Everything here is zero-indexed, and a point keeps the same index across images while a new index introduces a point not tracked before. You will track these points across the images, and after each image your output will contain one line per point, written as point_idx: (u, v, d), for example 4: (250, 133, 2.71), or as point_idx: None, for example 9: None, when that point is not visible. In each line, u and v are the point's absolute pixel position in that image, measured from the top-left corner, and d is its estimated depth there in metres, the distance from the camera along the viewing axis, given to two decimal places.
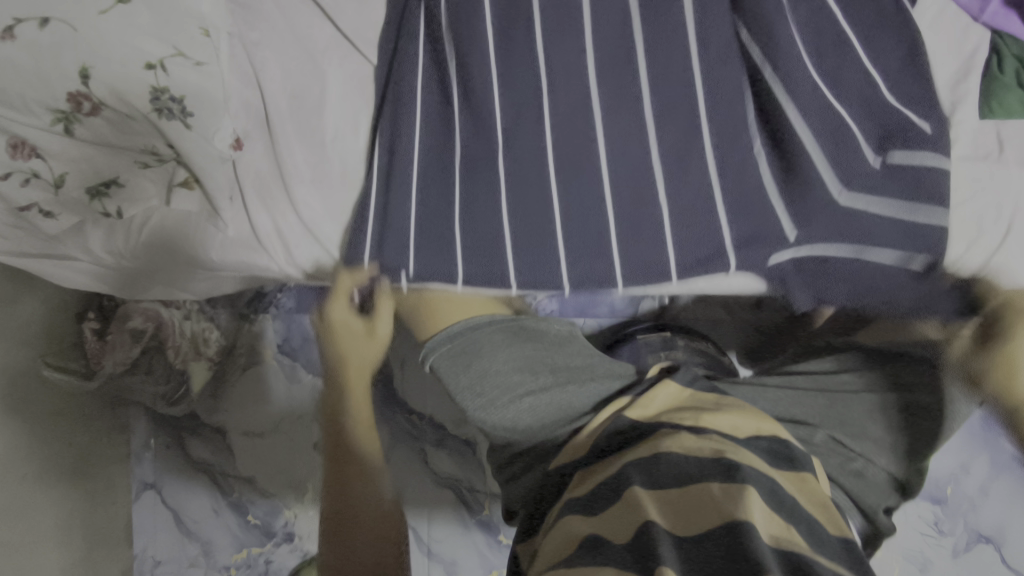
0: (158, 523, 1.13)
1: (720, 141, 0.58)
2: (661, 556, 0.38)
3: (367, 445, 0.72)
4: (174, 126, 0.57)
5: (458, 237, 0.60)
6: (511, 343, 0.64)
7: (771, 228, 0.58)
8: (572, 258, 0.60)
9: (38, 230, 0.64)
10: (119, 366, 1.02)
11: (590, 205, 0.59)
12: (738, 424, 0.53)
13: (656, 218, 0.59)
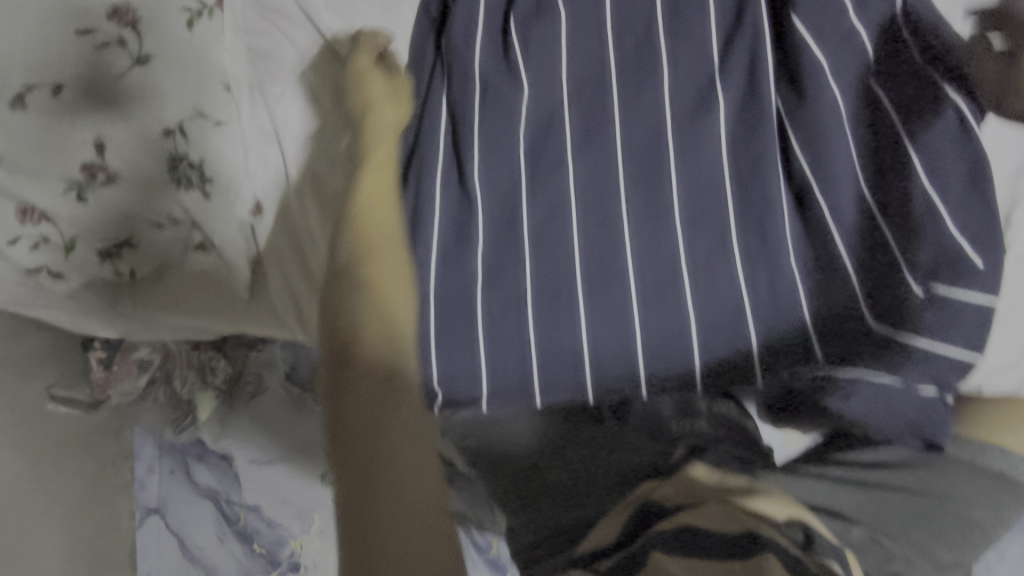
0: (162, 549, 1.09)
1: (762, 228, 0.56)
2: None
3: (396, 294, 0.46)
4: (193, 197, 0.56)
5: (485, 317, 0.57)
6: (538, 421, 0.65)
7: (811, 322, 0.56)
8: (603, 340, 0.57)
9: (44, 289, 0.61)
10: (125, 397, 1.00)
11: (627, 290, 0.57)
12: (784, 506, 0.51)
13: (695, 304, 0.57)
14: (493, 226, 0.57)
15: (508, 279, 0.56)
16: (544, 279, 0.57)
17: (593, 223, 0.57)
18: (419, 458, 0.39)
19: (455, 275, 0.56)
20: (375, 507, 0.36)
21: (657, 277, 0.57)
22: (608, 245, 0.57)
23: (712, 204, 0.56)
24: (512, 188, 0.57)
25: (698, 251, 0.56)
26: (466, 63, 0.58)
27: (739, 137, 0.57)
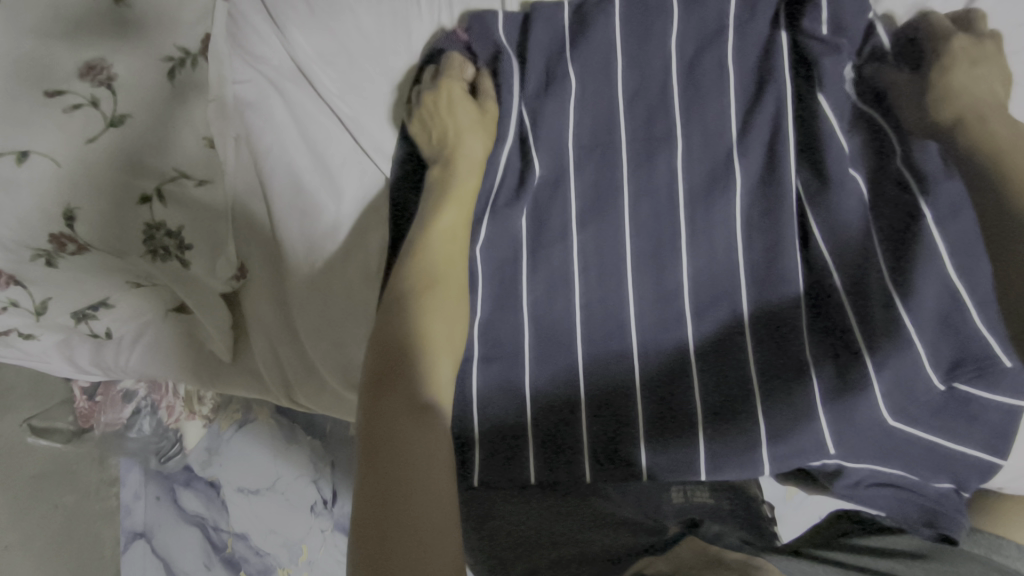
0: (149, 574, 1.08)
1: (781, 312, 0.52)
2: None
3: (441, 328, 0.47)
4: (170, 266, 0.52)
5: (478, 391, 0.55)
6: (537, 500, 0.62)
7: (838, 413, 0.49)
8: (606, 420, 0.54)
9: (16, 347, 0.58)
10: (110, 427, 0.98)
11: (630, 371, 0.54)
12: None
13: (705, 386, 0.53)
14: (492, 300, 0.55)
15: (505, 353, 0.55)
16: (542, 356, 0.55)
17: (597, 299, 0.55)
18: (442, 470, 0.39)
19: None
20: (393, 507, 0.36)
21: (664, 359, 0.54)
22: (611, 324, 0.54)
23: (725, 284, 0.53)
24: (509, 260, 0.55)
25: (706, 329, 0.54)
26: (467, 127, 0.56)
27: (756, 212, 0.54)
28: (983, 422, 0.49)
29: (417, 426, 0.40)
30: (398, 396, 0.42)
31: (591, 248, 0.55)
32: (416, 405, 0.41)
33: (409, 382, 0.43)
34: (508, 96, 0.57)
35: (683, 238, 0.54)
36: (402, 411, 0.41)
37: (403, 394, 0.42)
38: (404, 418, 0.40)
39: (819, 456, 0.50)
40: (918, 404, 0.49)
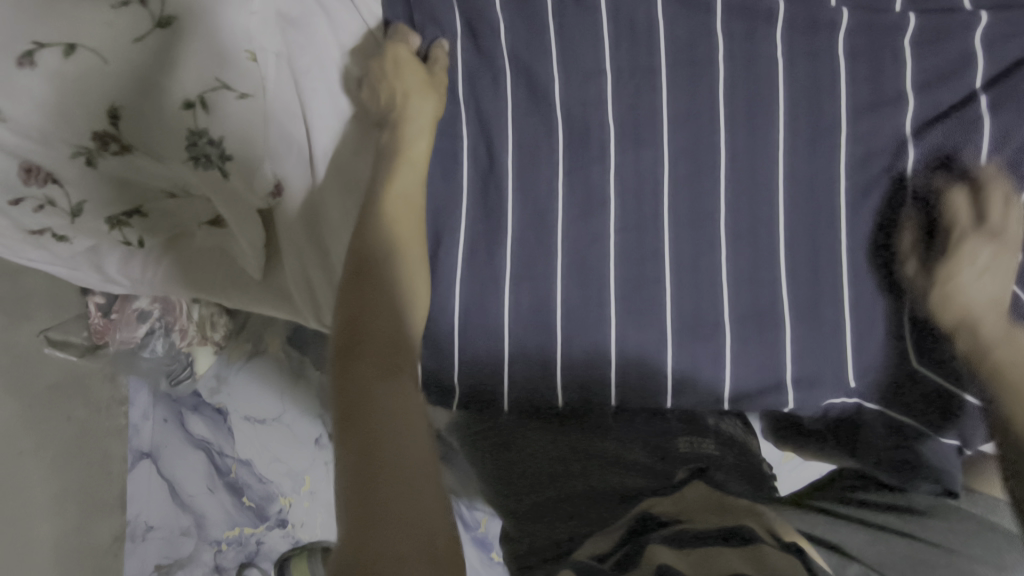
0: (154, 494, 1.10)
1: (814, 264, 0.54)
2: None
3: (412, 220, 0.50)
4: (210, 175, 0.51)
5: (508, 321, 0.55)
6: (544, 431, 0.63)
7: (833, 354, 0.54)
8: (630, 356, 0.55)
9: (49, 252, 0.58)
10: (125, 344, 0.99)
11: (659, 323, 0.55)
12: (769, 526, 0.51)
13: (726, 327, 0.54)
14: (524, 233, 0.54)
15: (537, 285, 0.54)
16: (572, 302, 0.55)
17: (632, 249, 0.54)
18: (415, 450, 0.37)
19: (479, 280, 0.54)
20: (381, 470, 0.35)
21: (698, 317, 0.54)
22: (646, 274, 0.54)
23: (766, 243, 0.54)
24: (543, 208, 0.54)
25: (735, 273, 0.54)
26: (518, 45, 0.53)
27: (801, 171, 0.53)
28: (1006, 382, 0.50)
29: (389, 295, 0.46)
30: (378, 284, 0.46)
31: (632, 181, 0.54)
32: (389, 284, 0.46)
33: (377, 262, 0.47)
34: (538, 30, 0.53)
35: (725, 194, 0.54)
36: (374, 290, 0.45)
37: (368, 288, 0.45)
38: (371, 333, 0.43)
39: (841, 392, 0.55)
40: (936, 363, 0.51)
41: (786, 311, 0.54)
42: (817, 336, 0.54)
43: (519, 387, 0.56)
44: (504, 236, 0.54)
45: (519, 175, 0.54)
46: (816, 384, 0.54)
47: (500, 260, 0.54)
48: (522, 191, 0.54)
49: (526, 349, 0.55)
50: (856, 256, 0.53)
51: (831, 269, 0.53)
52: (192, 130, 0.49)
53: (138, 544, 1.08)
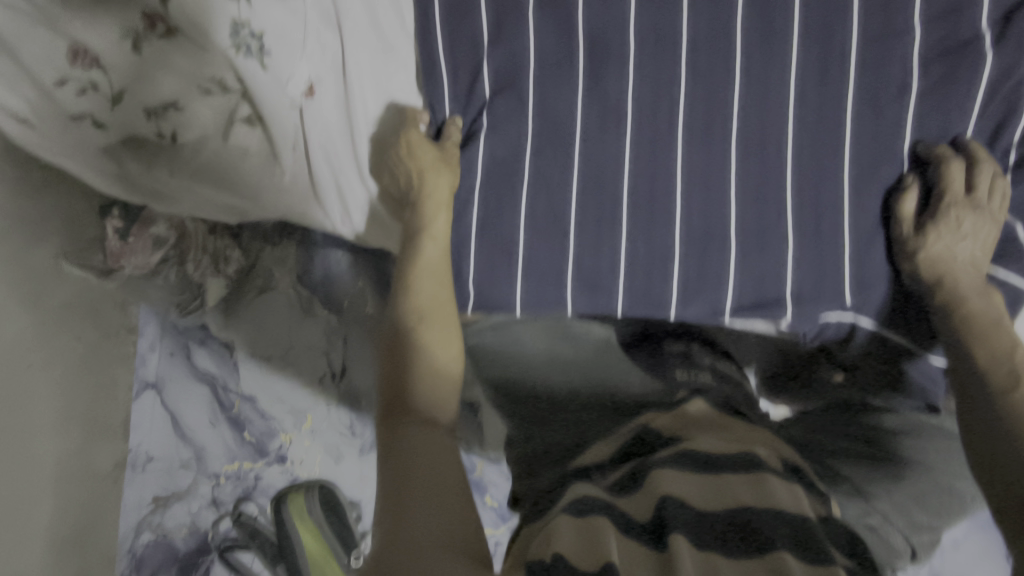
0: (157, 423, 1.15)
1: (815, 188, 0.56)
2: (674, 526, 0.42)
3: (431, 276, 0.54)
4: (250, 66, 0.53)
5: (522, 230, 0.57)
6: (551, 340, 0.69)
7: (823, 276, 0.57)
8: (636, 269, 0.57)
9: (85, 139, 0.61)
10: (138, 269, 1.01)
11: (669, 240, 0.57)
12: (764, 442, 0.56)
13: (729, 246, 0.57)
14: (541, 146, 0.57)
15: (553, 197, 0.57)
16: (584, 215, 0.57)
17: (646, 167, 0.56)
18: (434, 480, 0.42)
19: (497, 186, 0.57)
20: (402, 513, 0.40)
21: (706, 236, 0.57)
22: (659, 193, 0.56)
23: (774, 167, 0.56)
24: (561, 121, 0.56)
25: (741, 194, 0.56)
26: None
27: (810, 98, 0.55)
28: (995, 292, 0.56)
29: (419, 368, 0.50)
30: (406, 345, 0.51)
31: (648, 101, 0.56)
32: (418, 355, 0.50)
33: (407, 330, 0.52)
34: None
35: (738, 117, 0.56)
36: (405, 367, 0.50)
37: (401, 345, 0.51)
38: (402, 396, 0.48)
39: (836, 308, 0.58)
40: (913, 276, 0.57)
41: (787, 233, 0.57)
42: (813, 257, 0.57)
43: (532, 295, 0.58)
44: (523, 147, 0.57)
45: (539, 89, 0.56)
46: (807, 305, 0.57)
47: (518, 167, 0.57)
48: (544, 100, 0.56)
49: (539, 256, 0.57)
50: (855, 181, 0.57)
51: (830, 193, 0.56)
52: (232, 30, 0.51)
53: (138, 474, 1.13)
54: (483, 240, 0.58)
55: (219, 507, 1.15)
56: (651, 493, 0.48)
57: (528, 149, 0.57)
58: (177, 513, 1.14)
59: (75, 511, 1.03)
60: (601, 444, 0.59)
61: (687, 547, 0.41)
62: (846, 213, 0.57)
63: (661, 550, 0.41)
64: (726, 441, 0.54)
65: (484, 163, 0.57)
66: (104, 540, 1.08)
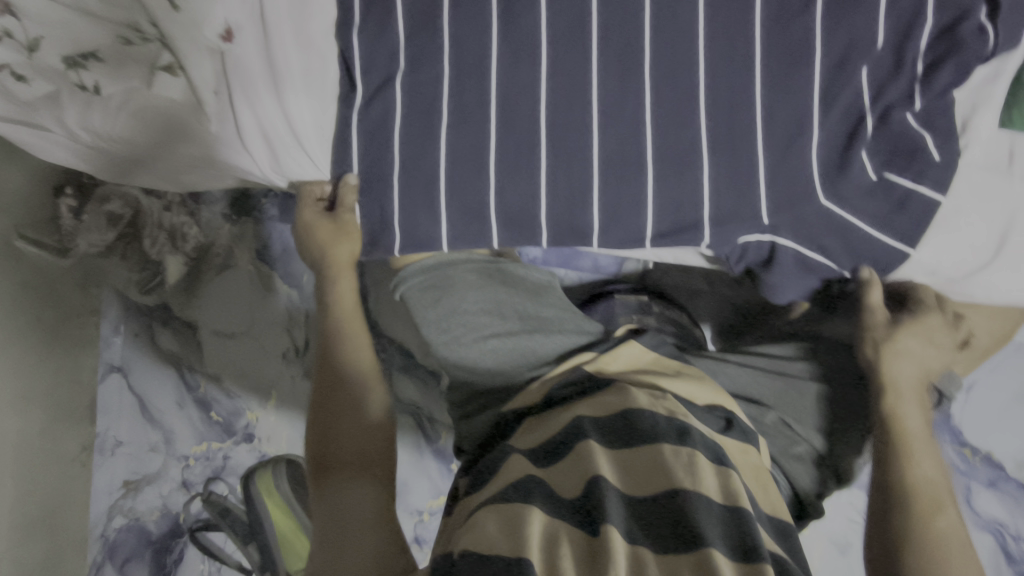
0: (124, 407, 1.15)
1: (725, 114, 0.59)
2: (609, 517, 0.41)
3: (358, 351, 0.71)
4: (161, 5, 0.54)
5: (444, 169, 0.59)
6: (486, 283, 0.66)
7: (730, 198, 0.61)
8: (555, 200, 0.60)
9: (9, 95, 0.62)
10: (95, 246, 1.04)
11: (587, 168, 0.60)
12: (694, 396, 0.58)
13: (645, 171, 0.60)
14: (460, 85, 0.58)
15: (472, 134, 0.58)
16: (502, 148, 0.59)
17: (562, 99, 0.58)
18: (361, 507, 0.57)
19: (417, 123, 0.59)
20: (336, 532, 0.55)
21: (623, 159, 0.59)
22: (575, 124, 0.58)
23: (686, 94, 0.58)
24: (478, 56, 0.57)
25: (652, 121, 0.59)
26: None
27: (720, 24, 0.57)
28: (911, 209, 0.62)
29: (347, 414, 0.66)
30: (338, 397, 0.67)
31: (560, 30, 0.57)
32: (345, 404, 0.67)
33: (338, 388, 0.68)
34: None
35: (651, 46, 0.57)
36: (335, 413, 0.66)
37: (331, 399, 0.67)
38: (332, 443, 0.64)
39: (755, 225, 0.63)
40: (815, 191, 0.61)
41: (699, 157, 0.59)
42: (717, 182, 0.60)
43: (457, 229, 0.61)
44: (442, 85, 0.58)
45: (454, 25, 0.57)
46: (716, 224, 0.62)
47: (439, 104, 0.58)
48: (461, 37, 0.57)
49: (464, 197, 0.60)
50: (768, 103, 0.58)
51: (747, 117, 0.59)
52: None
53: (107, 458, 1.13)
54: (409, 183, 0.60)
55: (190, 489, 1.14)
56: (584, 461, 0.47)
57: (446, 88, 0.58)
58: (148, 496, 1.14)
59: (42, 492, 1.03)
60: (532, 388, 0.59)
61: (620, 540, 0.40)
62: (760, 137, 0.59)
63: (591, 533, 0.41)
64: (660, 401, 0.54)
65: (404, 103, 0.58)
66: (75, 523, 1.08)
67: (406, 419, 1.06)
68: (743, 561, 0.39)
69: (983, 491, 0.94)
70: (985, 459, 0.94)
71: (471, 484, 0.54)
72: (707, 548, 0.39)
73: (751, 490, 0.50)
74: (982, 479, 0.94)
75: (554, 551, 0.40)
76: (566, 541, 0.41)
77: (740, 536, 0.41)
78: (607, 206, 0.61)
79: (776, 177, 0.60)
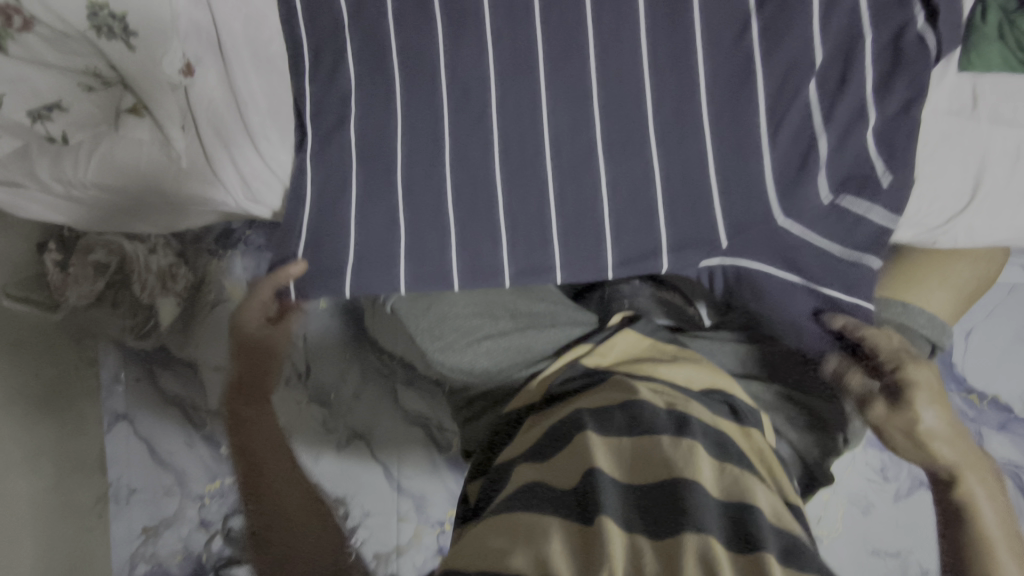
0: (134, 455, 1.14)
1: (676, 100, 0.61)
2: (604, 509, 0.42)
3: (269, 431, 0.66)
4: (116, 48, 0.55)
5: (399, 171, 0.61)
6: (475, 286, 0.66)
7: (695, 173, 0.62)
8: (522, 196, 0.62)
9: None
10: (84, 298, 1.01)
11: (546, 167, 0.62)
12: (691, 378, 0.58)
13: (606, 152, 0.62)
14: (416, 96, 0.60)
15: (433, 139, 0.61)
16: (464, 157, 0.61)
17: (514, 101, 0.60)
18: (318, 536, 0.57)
19: (373, 145, 0.61)
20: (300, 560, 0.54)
21: (580, 148, 0.62)
22: (531, 123, 0.61)
23: (634, 80, 0.61)
24: (430, 75, 0.61)
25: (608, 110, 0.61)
26: None
27: (658, 13, 0.60)
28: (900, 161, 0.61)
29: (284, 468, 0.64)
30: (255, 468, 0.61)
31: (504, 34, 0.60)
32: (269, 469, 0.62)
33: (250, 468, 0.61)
34: None
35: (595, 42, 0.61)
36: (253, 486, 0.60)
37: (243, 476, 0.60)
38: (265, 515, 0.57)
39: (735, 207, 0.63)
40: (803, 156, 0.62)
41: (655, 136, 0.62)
42: (682, 159, 0.62)
43: (414, 240, 0.62)
44: (394, 99, 0.60)
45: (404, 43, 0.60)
46: (691, 203, 0.63)
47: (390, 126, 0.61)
48: (409, 56, 0.60)
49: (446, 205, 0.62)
50: (718, 81, 0.61)
51: (694, 96, 0.61)
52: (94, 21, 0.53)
53: (122, 507, 1.13)
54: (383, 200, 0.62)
55: (208, 527, 1.12)
56: (582, 456, 0.47)
57: (398, 109, 0.61)
58: (168, 540, 1.12)
59: (56, 547, 1.03)
60: (531, 387, 0.59)
61: (616, 532, 0.41)
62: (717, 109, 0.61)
63: (589, 526, 0.42)
64: (662, 394, 0.54)
65: (356, 135, 0.61)
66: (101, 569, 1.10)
67: (416, 431, 1.08)
68: (740, 551, 0.40)
69: (996, 434, 0.91)
70: (994, 403, 0.94)
71: (477, 494, 0.54)
72: (703, 536, 0.40)
73: (758, 470, 0.50)
74: (992, 423, 0.92)
75: (551, 550, 0.40)
76: (562, 541, 0.41)
77: (737, 525, 0.42)
78: (583, 199, 0.62)
79: (729, 160, 0.62)
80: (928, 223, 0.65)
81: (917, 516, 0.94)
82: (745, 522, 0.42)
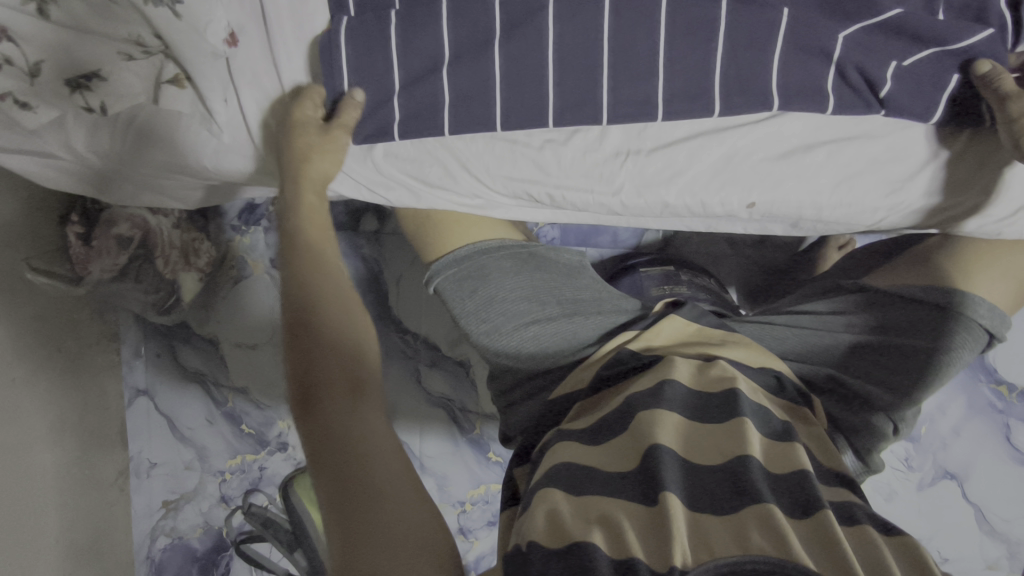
0: (153, 428, 1.15)
1: (751, 74, 0.56)
2: (667, 483, 0.41)
3: (331, 293, 0.53)
4: (162, 15, 0.53)
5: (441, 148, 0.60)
6: (519, 270, 0.65)
7: (739, 161, 0.62)
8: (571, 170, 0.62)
9: (14, 124, 0.61)
10: (107, 271, 0.98)
11: (596, 148, 0.62)
12: (748, 358, 0.56)
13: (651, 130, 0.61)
14: (465, 74, 0.57)
15: (479, 110, 0.58)
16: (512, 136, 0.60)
17: (568, 79, 0.57)
18: (378, 461, 0.45)
19: (420, 121, 0.59)
20: (366, 547, 0.40)
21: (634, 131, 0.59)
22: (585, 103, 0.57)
23: None
24: (483, 46, 0.56)
25: (674, 90, 0.57)
26: None
27: None
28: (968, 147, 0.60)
29: (336, 330, 0.51)
30: (313, 349, 0.50)
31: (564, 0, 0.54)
32: (314, 348, 0.50)
33: (312, 346, 0.50)
34: None
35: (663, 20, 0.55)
36: (323, 401, 0.47)
37: (307, 349, 0.50)
38: (345, 461, 0.44)
39: (782, 184, 0.63)
40: (858, 136, 0.60)
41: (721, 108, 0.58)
42: (733, 134, 0.61)
43: None
44: (442, 76, 0.57)
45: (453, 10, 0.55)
46: (741, 186, 0.63)
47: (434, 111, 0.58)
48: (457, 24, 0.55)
49: (502, 184, 0.65)
50: (806, 62, 0.56)
51: (767, 73, 0.56)
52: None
53: (144, 480, 1.14)
54: (444, 194, 0.66)
55: (229, 504, 1.14)
56: (637, 436, 0.46)
57: (445, 88, 0.58)
58: (189, 514, 1.14)
59: (82, 521, 1.03)
60: (579, 374, 0.58)
61: (680, 508, 0.39)
62: (786, 77, 0.56)
63: (653, 506, 0.40)
64: (708, 375, 0.53)
65: (399, 114, 0.59)
66: (120, 546, 1.10)
67: (438, 412, 1.05)
68: (805, 521, 0.39)
69: None
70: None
71: (524, 478, 0.53)
72: (768, 509, 0.39)
73: (806, 445, 0.49)
74: (1021, 416, 0.93)
75: (615, 522, 0.39)
76: (628, 519, 0.40)
77: (801, 500, 0.41)
78: (638, 184, 0.63)
79: (784, 140, 0.61)
80: (990, 214, 0.62)
81: (942, 504, 0.95)
82: (811, 497, 0.41)
